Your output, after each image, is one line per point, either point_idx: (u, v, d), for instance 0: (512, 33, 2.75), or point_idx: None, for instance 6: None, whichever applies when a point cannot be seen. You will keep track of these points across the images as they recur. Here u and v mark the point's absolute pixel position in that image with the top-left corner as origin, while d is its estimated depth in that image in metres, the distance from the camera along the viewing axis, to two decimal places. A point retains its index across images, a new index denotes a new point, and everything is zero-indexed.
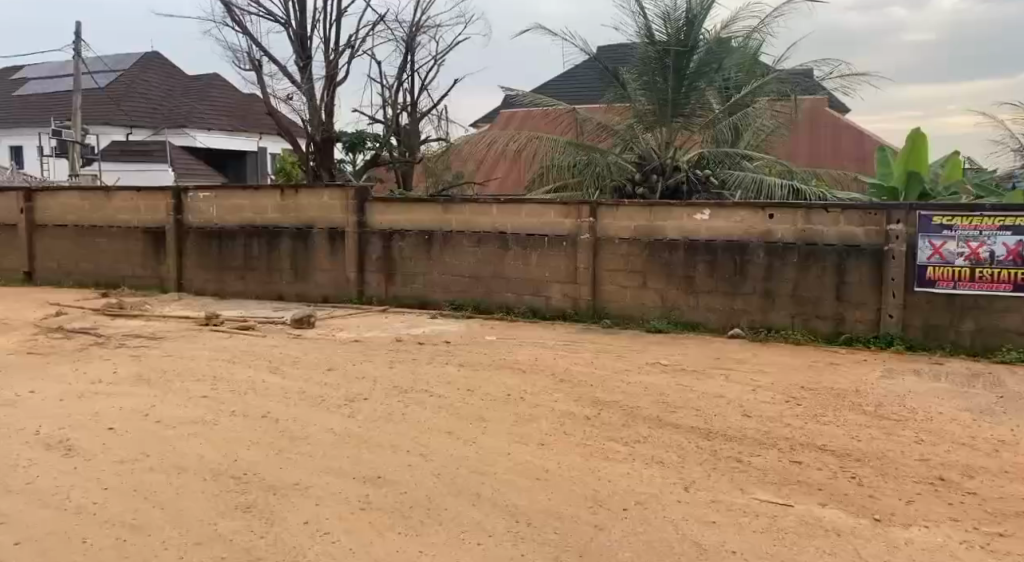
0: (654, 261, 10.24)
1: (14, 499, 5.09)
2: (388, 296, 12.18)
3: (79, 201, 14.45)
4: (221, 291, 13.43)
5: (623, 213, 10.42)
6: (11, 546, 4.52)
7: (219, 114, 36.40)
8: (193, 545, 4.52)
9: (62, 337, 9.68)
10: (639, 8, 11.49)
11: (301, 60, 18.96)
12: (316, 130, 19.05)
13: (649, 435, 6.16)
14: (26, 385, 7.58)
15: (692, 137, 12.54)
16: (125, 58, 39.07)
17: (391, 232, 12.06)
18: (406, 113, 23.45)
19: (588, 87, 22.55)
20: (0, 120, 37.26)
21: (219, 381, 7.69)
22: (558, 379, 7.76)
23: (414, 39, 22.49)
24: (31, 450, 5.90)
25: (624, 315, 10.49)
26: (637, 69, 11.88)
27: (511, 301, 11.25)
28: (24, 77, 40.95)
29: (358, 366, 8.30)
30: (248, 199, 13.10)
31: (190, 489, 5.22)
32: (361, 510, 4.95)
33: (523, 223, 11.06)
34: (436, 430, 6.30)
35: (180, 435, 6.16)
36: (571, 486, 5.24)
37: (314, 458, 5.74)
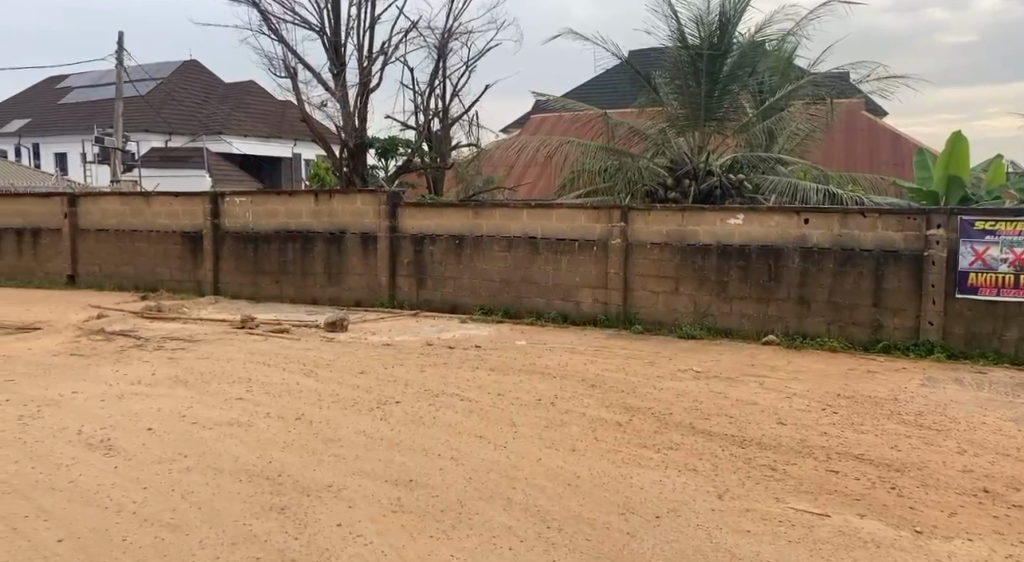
0: (686, 266, 10.18)
1: (58, 496, 5.20)
2: (419, 300, 12.25)
3: (119, 206, 14.73)
4: (256, 295, 13.59)
5: (655, 218, 10.36)
6: (55, 543, 4.61)
7: (255, 120, 36.92)
8: (228, 546, 4.57)
9: (102, 339, 9.86)
10: (672, 12, 11.43)
11: (335, 67, 19.15)
12: (350, 136, 19.22)
13: (681, 441, 6.12)
14: (68, 385, 7.73)
15: (726, 140, 12.40)
16: (163, 66, 39.77)
17: (422, 236, 12.12)
18: (438, 119, 23.57)
19: (619, 92, 22.50)
20: (46, 127, 38.23)
21: (255, 383, 7.79)
22: (589, 384, 7.74)
23: (446, 45, 22.59)
24: (73, 449, 6.03)
25: (655, 320, 10.44)
26: (670, 73, 11.82)
27: (542, 305, 11.25)
28: (68, 85, 41.98)
29: (390, 370, 8.35)
30: (282, 203, 13.24)
31: (225, 489, 5.29)
32: (394, 513, 4.97)
33: (554, 228, 11.05)
34: (467, 434, 6.32)
35: (217, 437, 6.25)
36: (602, 493, 5.22)
37: (347, 461, 5.79)
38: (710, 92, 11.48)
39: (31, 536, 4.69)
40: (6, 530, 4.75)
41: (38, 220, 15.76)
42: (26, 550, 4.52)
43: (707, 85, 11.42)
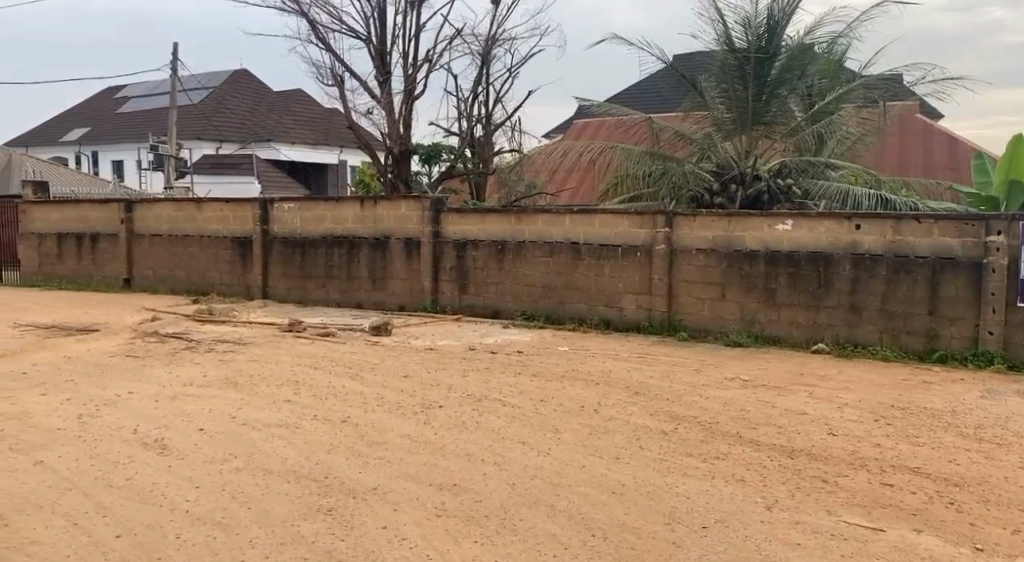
0: (733, 273, 10.06)
1: (117, 493, 5.33)
2: (462, 305, 12.29)
3: (173, 211, 15.07)
4: (303, 299, 13.78)
5: (700, 224, 10.27)
6: (112, 539, 4.72)
7: (303, 128, 37.51)
8: (278, 546, 4.63)
9: (157, 341, 10.09)
10: (719, 16, 11.33)
11: (381, 74, 19.34)
12: (395, 142, 19.37)
13: (729, 451, 6.04)
14: (124, 386, 7.92)
15: (774, 145, 12.22)
16: (215, 75, 40.62)
17: (464, 240, 12.17)
18: (480, 125, 23.65)
19: (662, 97, 22.35)
20: (103, 135, 39.32)
21: (302, 386, 7.89)
22: (633, 391, 7.69)
23: (490, 52, 22.68)
24: (129, 447, 6.17)
25: (700, 327, 10.34)
26: (717, 77, 11.70)
27: (584, 311, 11.20)
28: (124, 95, 43.13)
29: (434, 374, 8.38)
30: (329, 209, 13.40)
31: (274, 490, 5.36)
32: (439, 517, 4.99)
33: (597, 233, 11.01)
34: (511, 440, 6.31)
35: (266, 438, 6.34)
36: (648, 502, 5.17)
37: (392, 464, 5.83)
38: (758, 95, 11.35)
39: (91, 531, 4.81)
40: (68, 525, 4.88)
41: (95, 226, 16.21)
42: (86, 545, 4.64)
43: (754, 89, 11.29)
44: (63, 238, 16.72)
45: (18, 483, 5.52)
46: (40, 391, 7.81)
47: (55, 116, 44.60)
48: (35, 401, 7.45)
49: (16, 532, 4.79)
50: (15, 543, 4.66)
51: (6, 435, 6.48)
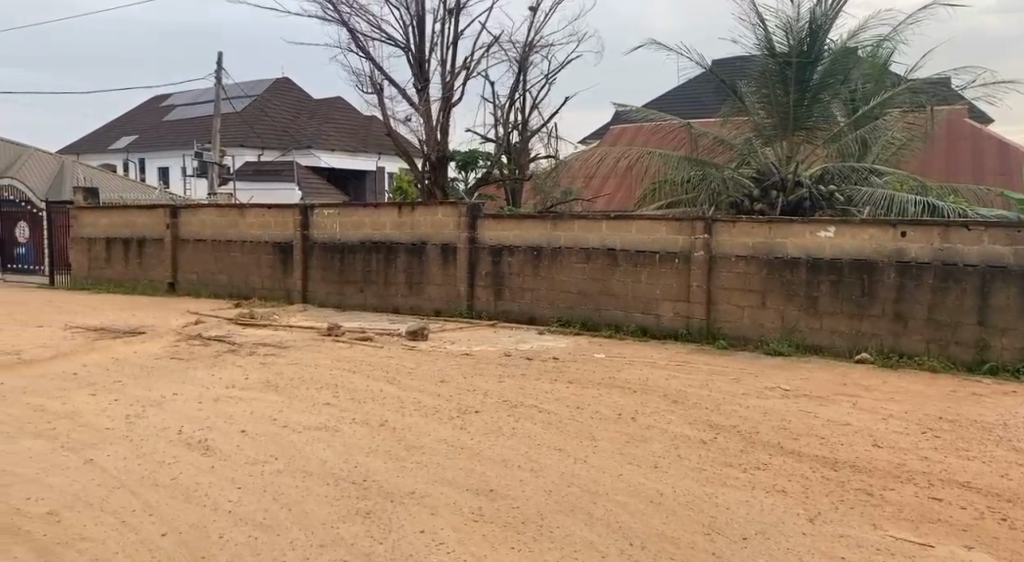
0: (773, 280, 9.94)
1: (163, 492, 5.41)
2: (498, 311, 12.30)
3: (216, 216, 15.32)
4: (341, 303, 13.90)
5: (740, 230, 10.17)
6: (158, 537, 4.79)
7: (342, 135, 37.92)
8: (318, 547, 4.67)
9: (200, 344, 10.25)
10: (759, 20, 11.19)
11: (419, 82, 19.47)
12: (432, 149, 19.49)
13: (770, 461, 5.96)
14: (169, 387, 8.06)
15: (815, 150, 12.03)
16: (258, 83, 41.24)
17: (500, 246, 12.18)
18: (517, 131, 23.68)
19: (701, 103, 22.19)
20: (150, 142, 40.16)
21: (341, 389, 7.96)
22: (671, 399, 7.62)
23: (527, 58, 22.70)
24: (174, 448, 6.27)
25: (739, 335, 10.22)
26: (757, 82, 11.57)
27: (620, 317, 11.14)
28: (170, 103, 44.02)
29: (470, 380, 8.39)
30: (368, 215, 13.50)
31: (314, 492, 5.41)
32: (476, 523, 4.99)
33: (634, 239, 10.95)
34: (547, 447, 6.29)
35: (306, 440, 6.40)
36: (687, 512, 5.12)
37: (429, 468, 5.84)
38: (800, 101, 11.16)
39: (139, 529, 4.89)
40: (115, 522, 4.97)
41: (142, 230, 16.54)
42: (133, 542, 4.72)
43: (796, 94, 11.11)
44: (111, 242, 17.10)
45: (68, 480, 5.64)
46: (89, 391, 7.98)
47: (106, 124, 45.67)
48: (85, 401, 7.62)
49: (67, 528, 4.90)
50: (66, 539, 4.76)
51: (56, 434, 6.63)
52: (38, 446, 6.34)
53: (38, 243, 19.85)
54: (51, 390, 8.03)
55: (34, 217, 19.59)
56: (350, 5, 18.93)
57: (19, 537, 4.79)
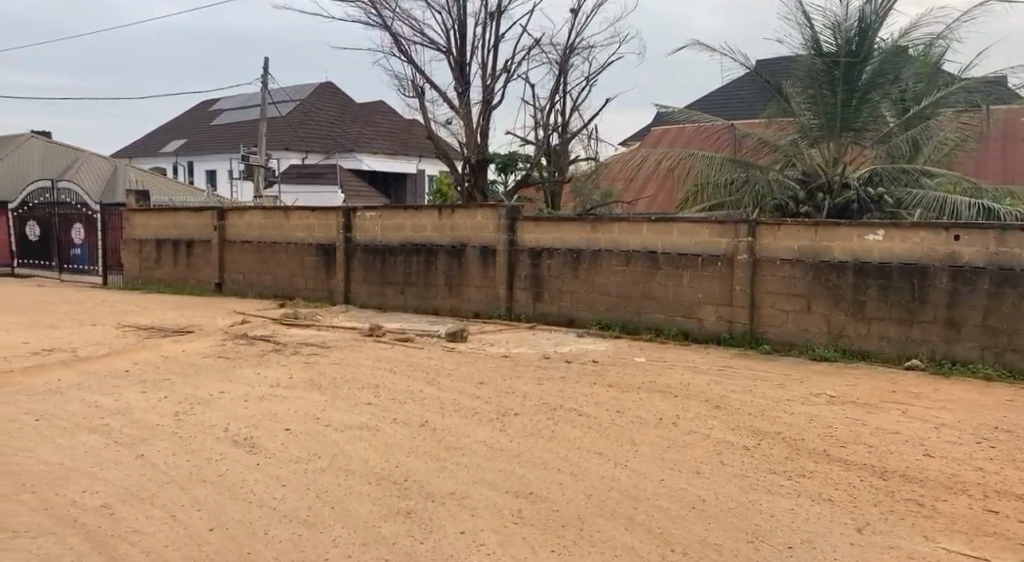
0: (820, 284, 9.75)
1: (210, 488, 5.49)
2: (537, 313, 12.27)
3: (262, 218, 15.53)
4: (382, 305, 14.00)
5: (785, 233, 10.00)
6: (207, 531, 4.85)
7: (384, 139, 38.26)
8: (360, 546, 4.68)
9: (246, 343, 10.39)
10: (807, 20, 11.03)
11: (460, 85, 19.54)
12: (472, 152, 19.54)
13: (816, 469, 5.84)
14: (216, 386, 8.17)
15: (863, 152, 11.78)
16: (302, 87, 41.80)
17: (539, 249, 12.16)
18: (557, 134, 23.63)
19: (744, 104, 21.92)
20: (199, 146, 40.93)
21: (382, 389, 8.00)
22: (713, 405, 7.51)
23: (567, 61, 22.66)
24: (221, 445, 6.35)
25: (783, 340, 10.06)
26: (803, 82, 11.40)
27: (661, 321, 11.04)
28: (218, 108, 44.82)
29: (509, 382, 8.37)
30: (408, 217, 13.56)
31: (356, 491, 5.43)
32: (516, 525, 4.96)
33: (675, 242, 10.84)
34: (587, 450, 6.24)
35: (348, 440, 6.44)
36: (730, 519, 5.04)
37: (469, 469, 5.84)
38: (847, 101, 10.89)
39: (187, 523, 4.95)
40: (165, 516, 5.05)
41: (190, 232, 16.85)
42: (182, 536, 4.78)
43: (843, 94, 10.87)
44: (162, 243, 17.45)
45: (121, 475, 5.74)
46: (140, 388, 8.14)
47: (156, 129, 46.73)
48: (135, 398, 7.76)
49: (120, 521, 4.98)
50: (119, 532, 4.85)
51: (109, 429, 6.76)
52: (93, 441, 6.47)
53: (92, 244, 20.29)
54: (103, 387, 8.21)
55: (88, 219, 20.01)
56: (393, 9, 19.08)
57: (75, 529, 4.89)
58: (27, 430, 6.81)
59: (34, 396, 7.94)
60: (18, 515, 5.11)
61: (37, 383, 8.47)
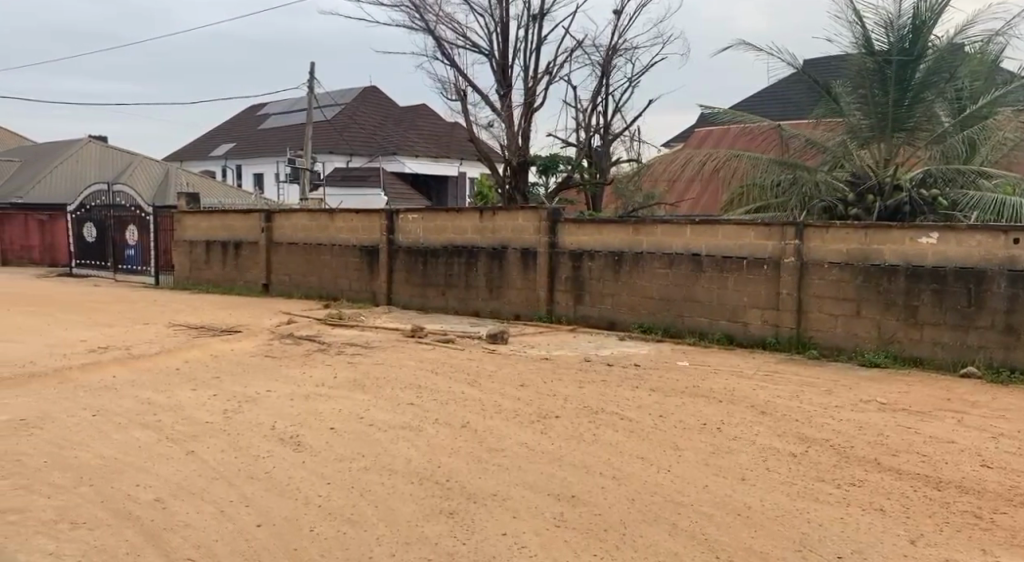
0: (870, 288, 9.52)
1: (257, 485, 5.53)
2: (577, 316, 12.20)
3: (307, 220, 15.70)
4: (423, 306, 14.05)
5: (834, 236, 9.78)
6: (254, 527, 4.89)
7: (426, 141, 38.51)
8: (403, 545, 4.67)
9: (292, 343, 10.50)
10: (857, 18, 10.82)
11: (503, 88, 19.55)
12: (513, 155, 19.52)
13: (866, 478, 5.70)
14: (264, 384, 8.26)
15: (916, 153, 11.47)
16: (346, 91, 42.25)
17: (580, 251, 12.10)
18: (599, 135, 23.51)
19: (790, 105, 21.57)
20: (247, 149, 41.62)
21: (424, 390, 8.00)
22: (759, 411, 7.37)
23: (610, 62, 22.54)
24: (267, 442, 6.41)
25: (831, 345, 9.84)
26: (854, 81, 11.18)
27: (704, 325, 10.88)
28: (266, 112, 45.52)
29: (550, 384, 8.31)
30: (450, 219, 13.59)
31: (399, 490, 5.43)
32: (556, 528, 4.91)
33: (720, 245, 10.69)
34: (630, 455, 6.16)
35: (391, 439, 6.45)
36: (777, 527, 4.92)
37: (511, 471, 5.80)
38: (900, 101, 10.63)
39: (235, 519, 4.99)
40: (215, 511, 5.10)
41: (238, 234, 17.12)
42: (231, 532, 4.83)
43: (896, 94, 10.62)
44: (211, 244, 17.77)
45: (172, 470, 5.82)
46: (190, 385, 8.26)
47: (206, 134, 47.63)
48: (186, 395, 7.88)
49: (172, 515, 5.04)
50: (171, 525, 4.91)
51: (161, 426, 6.88)
52: (146, 436, 6.57)
53: (145, 245, 20.73)
54: (155, 384, 8.36)
55: (141, 220, 20.43)
56: (436, 13, 19.17)
57: (130, 522, 4.96)
58: (84, 424, 6.94)
59: (91, 392, 8.11)
60: (76, 507, 5.21)
61: (92, 379, 8.65)
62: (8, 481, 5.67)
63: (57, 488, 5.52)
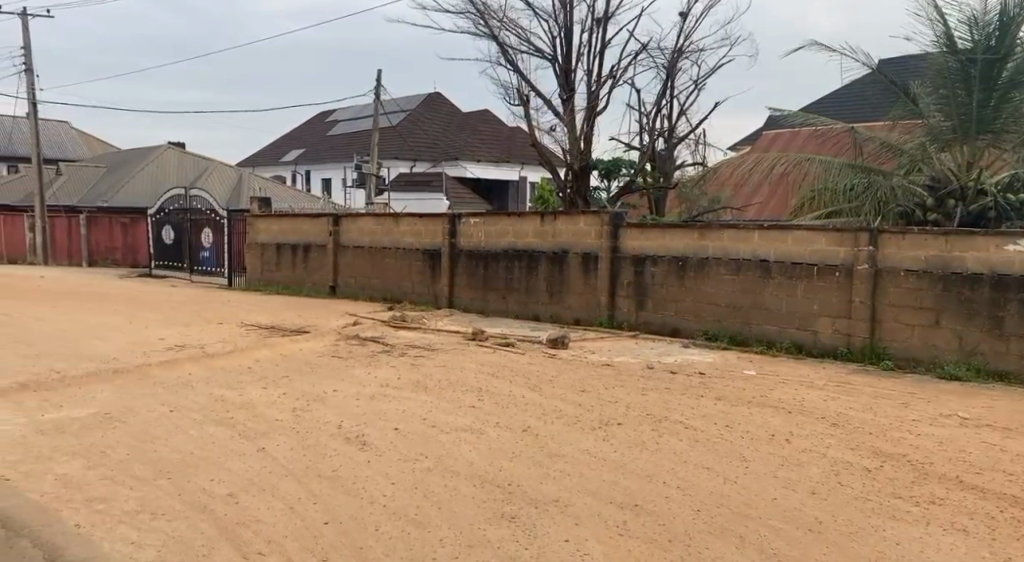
0: (950, 298, 9.13)
1: (325, 483, 5.56)
2: (639, 322, 12.02)
3: (373, 224, 15.86)
4: (484, 310, 14.05)
5: (911, 242, 9.40)
6: (321, 525, 4.91)
7: (489, 146, 38.64)
8: (466, 547, 4.62)
9: (358, 344, 10.59)
10: (939, 15, 10.42)
11: (566, 92, 19.45)
12: (576, 159, 19.37)
13: (947, 497, 5.43)
14: (331, 383, 8.35)
15: (1001, 155, 10.98)
16: (411, 98, 42.74)
17: (642, 257, 11.94)
18: (663, 138, 23.26)
19: (864, 106, 20.96)
20: (316, 155, 42.42)
21: (486, 393, 7.96)
22: (830, 422, 7.12)
23: (675, 64, 22.26)
24: (334, 441, 6.45)
25: (907, 356, 9.47)
26: (934, 82, 10.78)
27: (773, 334, 10.60)
28: (335, 119, 46.37)
29: (611, 391, 8.18)
30: (512, 223, 13.57)
31: (461, 492, 5.40)
32: (620, 536, 4.81)
33: (790, 251, 10.41)
34: (694, 465, 6.00)
35: (453, 441, 6.43)
36: (851, 544, 4.73)
37: (573, 477, 5.71)
38: (984, 102, 10.21)
39: (304, 515, 5.02)
40: (285, 508, 5.13)
41: (308, 237, 17.41)
42: (301, 528, 4.85)
43: (980, 94, 10.20)
44: (282, 246, 18.12)
45: (244, 466, 5.89)
46: (262, 384, 8.40)
47: (277, 140, 48.74)
48: (257, 393, 8.01)
49: (244, 510, 5.09)
50: (243, 520, 4.96)
51: (234, 422, 6.98)
52: (220, 433, 6.68)
53: (218, 247, 21.19)
54: (229, 382, 8.51)
55: (216, 222, 20.91)
56: (501, 19, 19.20)
57: (205, 514, 5.04)
58: (162, 419, 7.11)
59: (168, 388, 8.30)
60: (156, 498, 5.30)
61: (170, 376, 8.86)
62: (93, 471, 5.82)
63: (138, 480, 5.64)
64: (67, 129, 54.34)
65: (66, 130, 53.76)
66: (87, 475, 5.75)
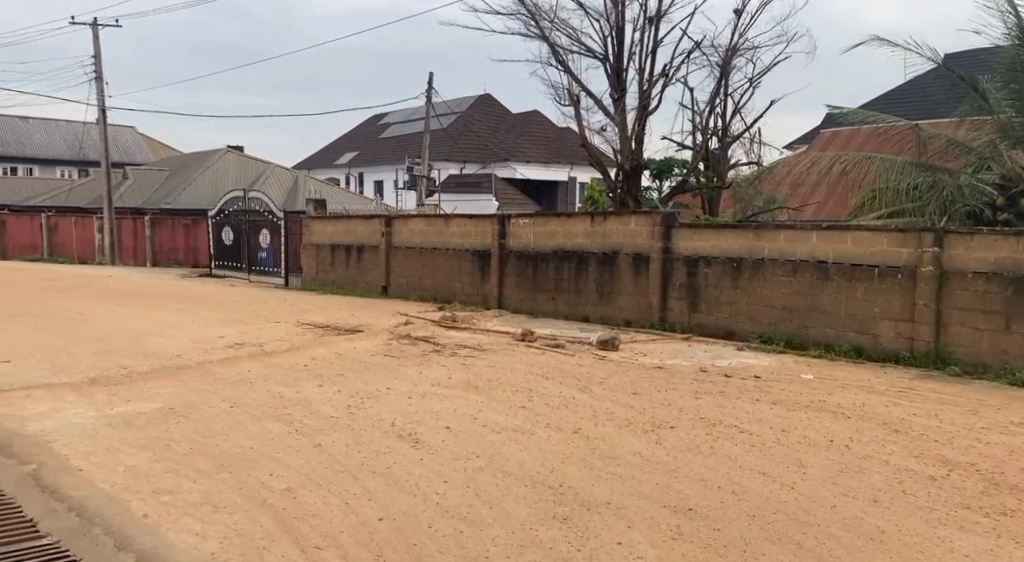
0: (1021, 301, 8.75)
1: (378, 479, 5.56)
2: (692, 324, 11.82)
3: (425, 225, 15.93)
4: (533, 310, 13.99)
5: (979, 243, 9.04)
6: (376, 521, 4.90)
7: (539, 147, 38.58)
8: (519, 547, 4.57)
9: (410, 343, 10.63)
10: (1011, 7, 10.04)
11: (617, 92, 19.29)
12: (626, 159, 19.17)
13: (1020, 508, 5.18)
14: (384, 382, 8.38)
15: None
16: (463, 100, 42.94)
17: (696, 257, 11.74)
18: (716, 137, 22.93)
19: (926, 103, 20.34)
20: (369, 158, 42.92)
21: (536, 394, 7.90)
22: (892, 429, 6.88)
23: (730, 62, 21.92)
24: (387, 438, 6.46)
25: (975, 361, 9.11)
26: (1004, 76, 10.38)
27: (831, 337, 10.33)
28: (387, 122, 46.87)
29: (664, 393, 8.04)
30: (562, 225, 13.49)
31: (513, 492, 5.35)
32: (675, 540, 4.70)
33: (849, 252, 10.13)
34: (750, 470, 5.85)
35: (504, 441, 6.39)
36: (918, 554, 4.54)
37: (626, 480, 5.61)
38: None
39: (358, 511, 5.02)
40: (340, 503, 5.14)
41: (361, 237, 17.58)
42: (354, 524, 4.84)
43: None
44: (336, 247, 18.33)
45: (301, 461, 5.93)
46: (317, 381, 8.47)
47: (332, 143, 49.47)
48: (313, 391, 8.07)
49: (301, 505, 5.11)
50: (300, 515, 4.97)
51: (290, 419, 7.04)
52: (277, 429, 6.75)
53: (276, 247, 21.50)
54: (286, 379, 8.60)
55: (273, 223, 21.24)
56: (552, 19, 19.14)
57: (263, 509, 5.07)
58: (223, 415, 7.20)
59: (228, 385, 8.42)
60: (218, 491, 5.37)
61: (229, 373, 9.00)
62: (159, 464, 5.92)
63: (200, 473, 5.72)
64: (133, 134, 55.94)
65: (132, 135, 55.36)
66: (153, 467, 5.85)
